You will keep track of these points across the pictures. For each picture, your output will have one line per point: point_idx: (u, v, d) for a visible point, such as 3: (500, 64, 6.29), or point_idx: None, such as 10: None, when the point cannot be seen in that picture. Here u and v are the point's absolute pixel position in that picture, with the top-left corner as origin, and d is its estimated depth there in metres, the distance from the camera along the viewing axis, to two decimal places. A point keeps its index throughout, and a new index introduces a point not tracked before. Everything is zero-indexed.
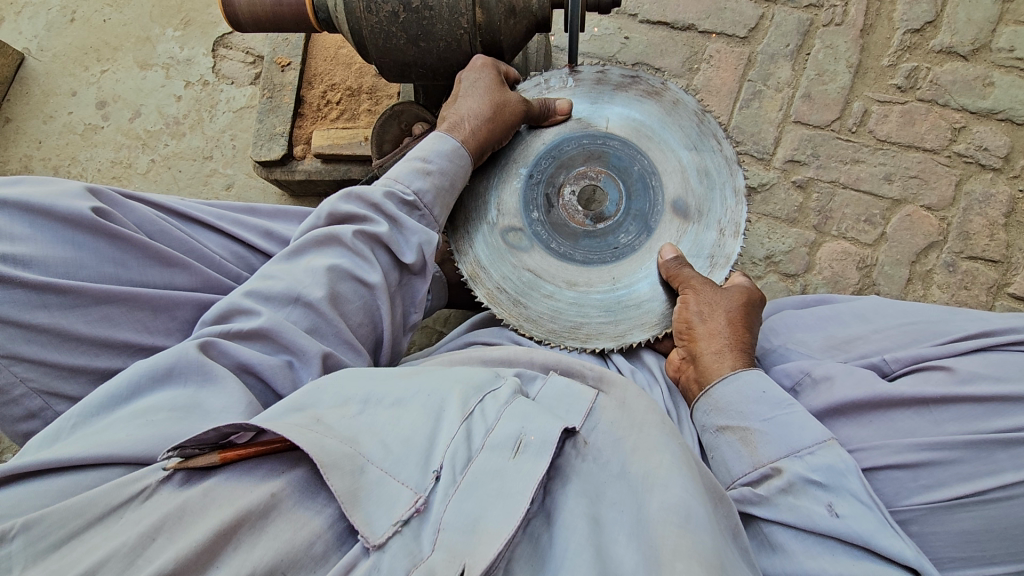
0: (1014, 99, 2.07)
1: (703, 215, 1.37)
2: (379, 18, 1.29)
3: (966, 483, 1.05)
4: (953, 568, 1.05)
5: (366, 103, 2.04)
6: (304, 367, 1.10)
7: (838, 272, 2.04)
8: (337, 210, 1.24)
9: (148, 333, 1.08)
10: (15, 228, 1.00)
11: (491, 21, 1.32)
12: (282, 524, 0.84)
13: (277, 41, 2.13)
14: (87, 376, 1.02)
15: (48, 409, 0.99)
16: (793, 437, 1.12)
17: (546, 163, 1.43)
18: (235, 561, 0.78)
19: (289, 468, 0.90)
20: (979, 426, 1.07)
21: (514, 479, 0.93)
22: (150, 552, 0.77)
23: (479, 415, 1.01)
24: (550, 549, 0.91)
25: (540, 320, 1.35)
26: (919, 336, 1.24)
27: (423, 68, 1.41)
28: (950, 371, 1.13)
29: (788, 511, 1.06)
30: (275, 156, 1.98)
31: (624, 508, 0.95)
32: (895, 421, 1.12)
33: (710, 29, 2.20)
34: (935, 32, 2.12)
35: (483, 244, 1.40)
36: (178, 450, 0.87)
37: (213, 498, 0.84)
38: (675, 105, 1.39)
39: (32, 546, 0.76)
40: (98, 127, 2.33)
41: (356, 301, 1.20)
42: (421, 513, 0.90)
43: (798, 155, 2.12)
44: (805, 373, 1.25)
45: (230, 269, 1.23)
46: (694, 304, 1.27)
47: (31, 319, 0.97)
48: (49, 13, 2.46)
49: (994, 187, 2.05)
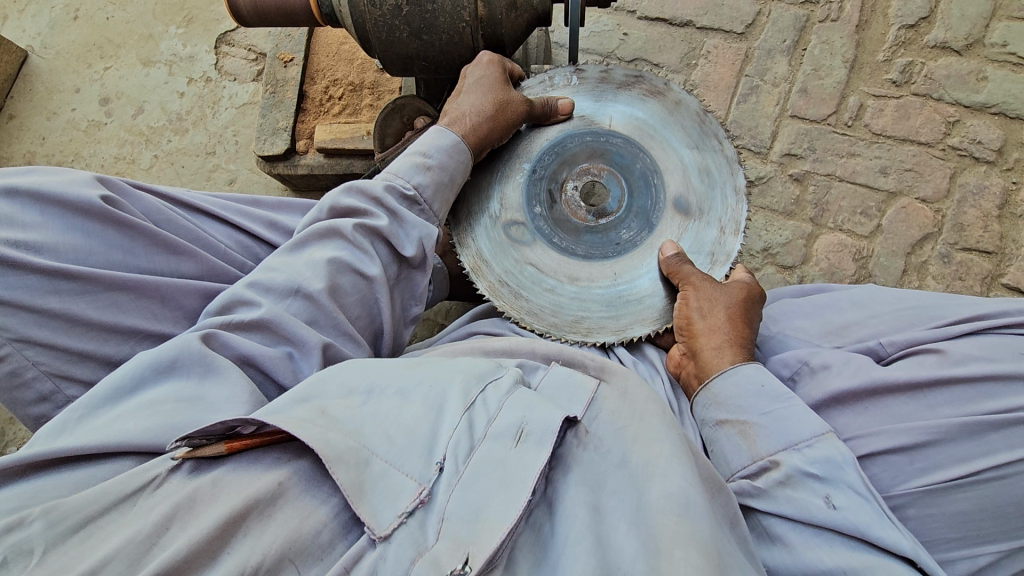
0: (1008, 93, 2.09)
1: (704, 213, 1.39)
2: (383, 12, 1.31)
3: (961, 464, 1.07)
4: (947, 549, 1.07)
5: (368, 98, 2.06)
6: (305, 359, 1.11)
7: (835, 264, 2.06)
8: (338, 204, 1.25)
9: (156, 321, 1.09)
10: (27, 216, 1.02)
11: (493, 14, 1.34)
12: (288, 512, 0.85)
13: (279, 37, 2.14)
14: (98, 363, 1.04)
15: (59, 393, 1.01)
16: (790, 430, 1.14)
17: (549, 159, 1.45)
18: (246, 549, 0.80)
19: (294, 458, 0.91)
20: (972, 408, 1.09)
21: (515, 469, 0.95)
22: (163, 540, 0.79)
23: (481, 405, 1.02)
24: (552, 538, 0.93)
25: (542, 314, 1.37)
26: (914, 322, 1.26)
27: (426, 62, 1.42)
28: (943, 354, 1.16)
29: (786, 503, 1.08)
30: (278, 150, 2.00)
31: (624, 496, 0.97)
32: (891, 406, 1.14)
33: (708, 24, 2.23)
34: (930, 27, 2.15)
35: (486, 238, 1.41)
36: (186, 440, 0.89)
37: (222, 487, 0.85)
38: (677, 105, 1.41)
39: (52, 528, 0.77)
40: (101, 124, 2.34)
41: (356, 294, 1.22)
42: (425, 504, 0.91)
43: (796, 149, 2.14)
44: (803, 362, 1.27)
45: (235, 258, 1.25)
46: (694, 300, 1.30)
47: (45, 304, 0.99)
48: (52, 10, 2.48)
49: (988, 179, 2.07)
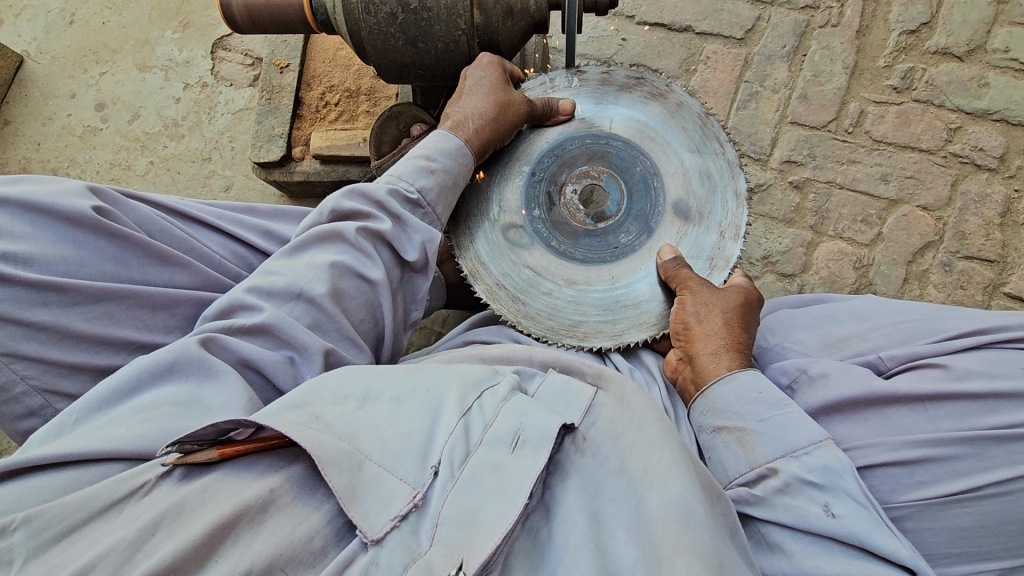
0: (1010, 100, 2.08)
1: (704, 218, 1.37)
2: (378, 19, 1.30)
3: (961, 479, 1.06)
4: (947, 564, 1.06)
5: (364, 103, 2.04)
6: (307, 363, 1.10)
7: (835, 272, 2.05)
8: (340, 207, 1.24)
9: (147, 331, 1.08)
10: (16, 227, 1.01)
11: (489, 22, 1.33)
12: (280, 519, 0.84)
13: (276, 42, 2.13)
14: (88, 374, 1.03)
15: (49, 407, 1.00)
16: (788, 438, 1.12)
17: (549, 162, 1.44)
18: (235, 556, 0.79)
19: (287, 464, 0.90)
20: (974, 423, 1.08)
21: (511, 475, 0.94)
22: (148, 546, 0.77)
23: (478, 411, 1.01)
24: (548, 545, 0.92)
25: (539, 318, 1.35)
26: (915, 334, 1.24)
27: (421, 70, 1.41)
28: (946, 368, 1.14)
29: (784, 511, 1.07)
30: (274, 157, 1.99)
31: (622, 505, 0.95)
32: (890, 418, 1.13)
33: (707, 29, 2.21)
34: (931, 33, 2.13)
35: (484, 240, 1.40)
36: (176, 446, 0.86)
37: (212, 494, 0.84)
38: (678, 107, 1.40)
39: (35, 538, 0.77)
40: (97, 129, 2.33)
41: (359, 297, 1.21)
42: (419, 508, 0.90)
43: (795, 155, 2.13)
44: (802, 370, 1.26)
45: (231, 268, 1.24)
46: (691, 304, 1.28)
47: (33, 317, 0.97)
48: (48, 15, 2.47)
49: (990, 187, 2.06)
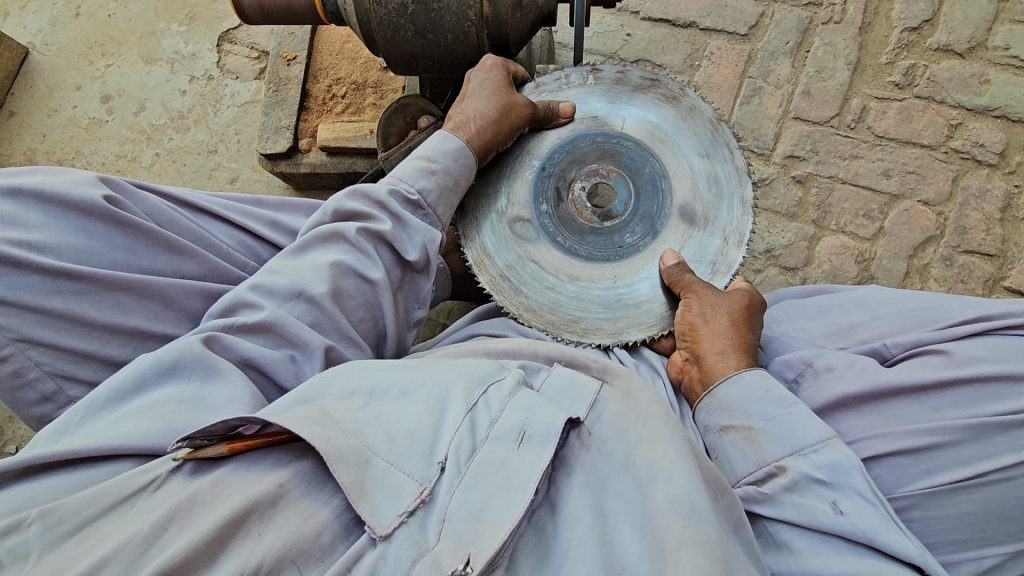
0: (1011, 96, 2.10)
1: (710, 223, 1.38)
2: (388, 10, 1.31)
3: (965, 466, 1.07)
4: (952, 551, 1.07)
5: (371, 97, 2.05)
6: (308, 361, 1.11)
7: (837, 266, 2.07)
8: (342, 207, 1.25)
9: (158, 322, 1.09)
10: (29, 216, 1.01)
11: (499, 15, 1.33)
12: (290, 514, 0.85)
13: (282, 35, 2.14)
14: (100, 362, 1.03)
15: (61, 393, 1.00)
16: (796, 435, 1.14)
17: (560, 157, 1.45)
18: (246, 551, 0.79)
19: (296, 459, 0.91)
20: (977, 410, 1.10)
21: (518, 471, 0.95)
22: (162, 541, 0.78)
23: (483, 407, 1.02)
24: (554, 538, 0.93)
25: (541, 311, 1.37)
26: (918, 323, 1.26)
27: (430, 61, 1.41)
28: (947, 356, 1.16)
29: (793, 510, 1.08)
30: (280, 149, 2.00)
31: (627, 499, 0.97)
32: (893, 409, 1.15)
33: (711, 26, 2.23)
34: (933, 30, 2.15)
35: (491, 232, 1.41)
36: (187, 442, 0.88)
37: (221, 489, 0.85)
38: (691, 111, 1.41)
39: (49, 532, 0.77)
40: (102, 121, 2.33)
41: (360, 297, 1.22)
42: (426, 504, 0.91)
43: (798, 151, 2.14)
44: (807, 364, 1.27)
45: (238, 258, 1.24)
46: (696, 307, 1.29)
47: (47, 304, 0.98)
48: (53, 7, 2.47)
49: (990, 183, 2.08)
